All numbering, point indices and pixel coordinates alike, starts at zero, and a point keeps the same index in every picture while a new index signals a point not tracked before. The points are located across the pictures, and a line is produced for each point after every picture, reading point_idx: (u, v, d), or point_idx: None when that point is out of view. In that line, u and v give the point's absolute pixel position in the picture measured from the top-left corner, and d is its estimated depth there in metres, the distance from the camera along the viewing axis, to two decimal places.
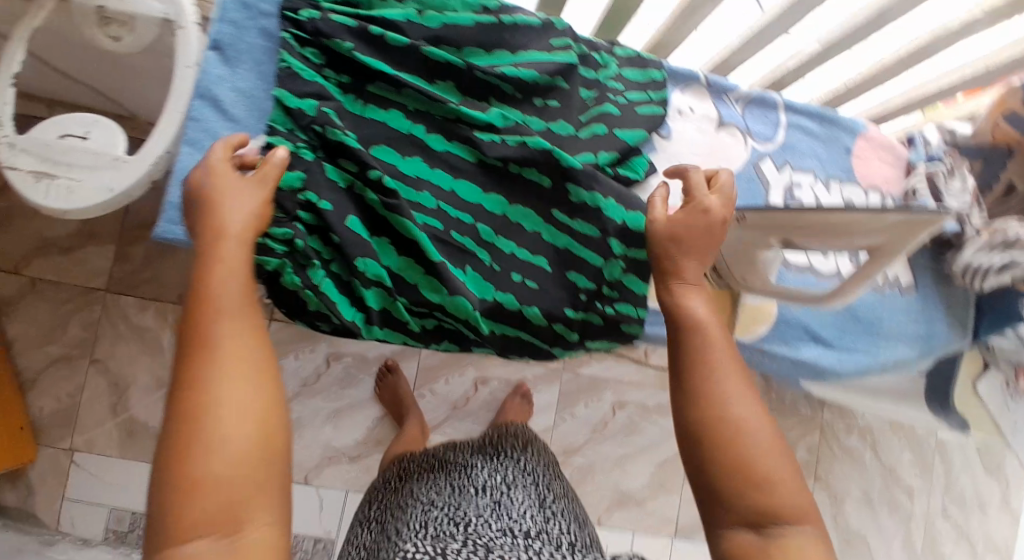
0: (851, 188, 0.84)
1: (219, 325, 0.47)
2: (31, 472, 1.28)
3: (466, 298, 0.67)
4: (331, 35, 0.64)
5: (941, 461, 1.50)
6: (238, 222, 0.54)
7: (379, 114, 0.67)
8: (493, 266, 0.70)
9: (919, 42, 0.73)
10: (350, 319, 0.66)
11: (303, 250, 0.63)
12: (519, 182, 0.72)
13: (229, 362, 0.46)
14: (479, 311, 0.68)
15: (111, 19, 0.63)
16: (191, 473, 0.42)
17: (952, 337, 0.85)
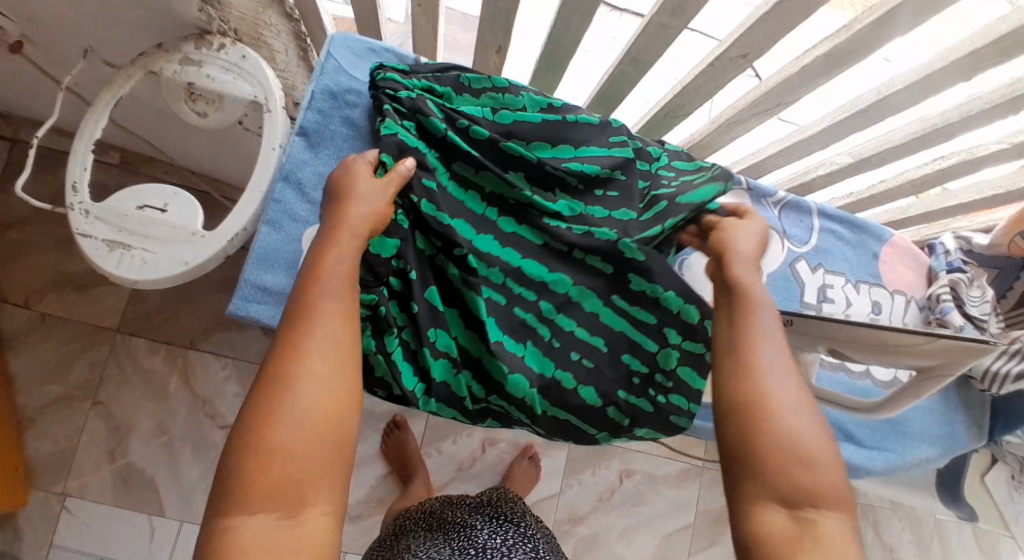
0: (879, 292, 0.88)
1: (326, 309, 0.53)
2: (20, 517, 1.22)
3: (523, 376, 0.68)
4: (427, 113, 0.68)
5: (938, 540, 1.53)
6: (359, 217, 0.59)
7: (458, 192, 0.71)
8: (553, 343, 0.72)
9: (947, 163, 0.79)
10: (411, 388, 0.66)
11: (384, 317, 0.64)
12: (580, 266, 0.74)
13: (327, 345, 0.51)
14: (535, 388, 0.69)
15: (199, 96, 0.69)
16: (268, 442, 0.46)
17: (971, 440, 0.89)
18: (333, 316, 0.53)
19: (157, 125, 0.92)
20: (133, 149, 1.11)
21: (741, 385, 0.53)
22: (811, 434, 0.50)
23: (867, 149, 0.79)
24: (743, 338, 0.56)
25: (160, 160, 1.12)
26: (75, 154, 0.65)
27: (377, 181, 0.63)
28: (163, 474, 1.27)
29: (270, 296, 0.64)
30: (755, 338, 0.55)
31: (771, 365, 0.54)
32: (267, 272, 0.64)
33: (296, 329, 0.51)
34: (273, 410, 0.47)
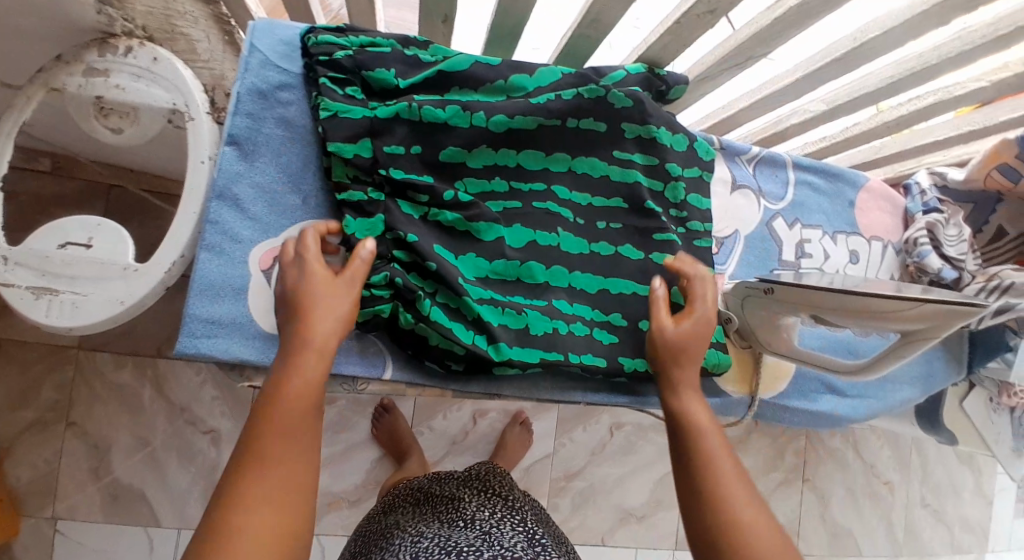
0: (856, 240, 0.86)
1: (273, 442, 0.49)
2: (13, 545, 1.20)
3: (563, 266, 0.70)
4: (372, 65, 0.63)
5: (918, 454, 1.59)
6: (323, 330, 0.55)
7: (437, 113, 0.64)
8: (578, 221, 0.71)
9: (922, 104, 0.76)
10: (472, 343, 0.62)
11: (404, 286, 0.61)
12: (578, 136, 0.71)
13: (275, 477, 0.48)
14: (576, 271, 0.71)
15: (111, 110, 0.62)
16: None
17: (950, 373, 0.91)
18: (279, 453, 0.49)
19: (70, 142, 0.82)
20: (56, 153, 1.01)
21: (702, 511, 0.55)
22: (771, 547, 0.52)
23: (841, 96, 0.76)
24: (696, 463, 0.57)
25: (99, 166, 1.04)
26: None
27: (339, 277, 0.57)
28: (152, 485, 1.25)
29: (221, 328, 0.58)
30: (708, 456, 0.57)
31: (723, 484, 0.55)
32: (213, 303, 0.58)
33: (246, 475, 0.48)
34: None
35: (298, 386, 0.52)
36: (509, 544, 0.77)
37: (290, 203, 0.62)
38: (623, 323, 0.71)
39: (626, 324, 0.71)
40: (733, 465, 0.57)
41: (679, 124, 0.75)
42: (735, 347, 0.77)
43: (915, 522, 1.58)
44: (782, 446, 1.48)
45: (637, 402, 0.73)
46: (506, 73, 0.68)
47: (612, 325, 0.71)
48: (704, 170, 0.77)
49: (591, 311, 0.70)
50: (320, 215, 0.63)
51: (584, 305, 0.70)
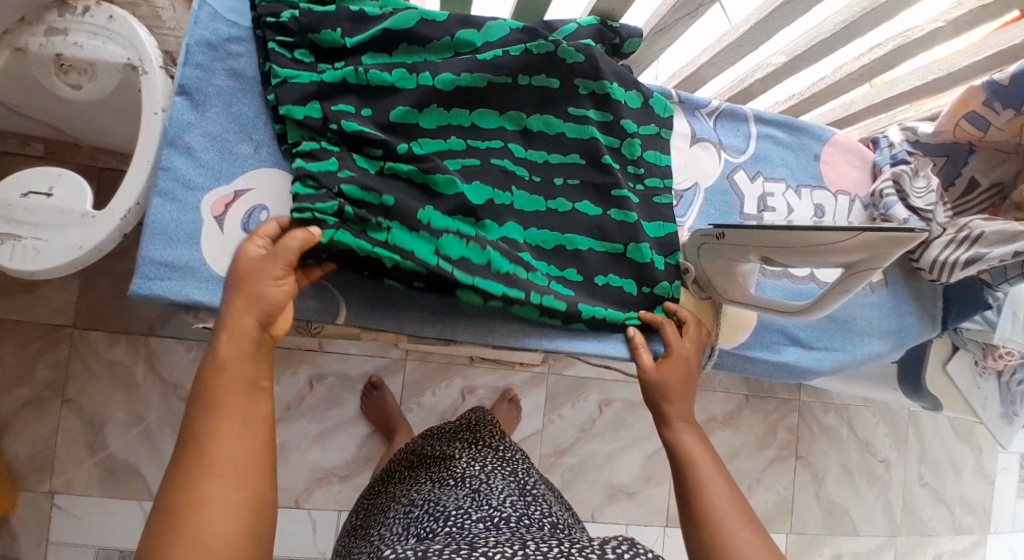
0: (821, 194, 0.87)
1: (212, 426, 0.50)
2: (13, 519, 1.16)
3: (515, 225, 0.69)
4: (316, 28, 0.63)
5: (914, 431, 1.57)
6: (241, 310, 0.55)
7: (383, 77, 0.64)
8: (534, 178, 0.70)
9: (882, 52, 0.75)
10: (435, 264, 0.61)
11: (353, 212, 0.60)
12: (529, 93, 0.70)
13: (216, 462, 0.49)
14: (533, 226, 0.70)
15: (70, 67, 0.64)
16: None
17: (924, 329, 0.90)
18: (222, 437, 0.50)
19: (42, 113, 0.83)
20: (42, 135, 1.01)
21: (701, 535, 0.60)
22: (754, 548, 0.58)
23: (799, 46, 0.75)
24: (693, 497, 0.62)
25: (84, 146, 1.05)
26: None
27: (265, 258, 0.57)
28: (146, 461, 1.22)
29: (176, 272, 0.60)
30: (700, 491, 0.62)
31: (718, 513, 0.60)
32: (167, 247, 0.60)
33: (194, 457, 0.49)
34: (175, 540, 0.45)
35: (238, 364, 0.53)
36: (498, 503, 0.74)
37: (242, 152, 0.64)
38: (578, 279, 0.71)
39: (581, 279, 0.72)
40: (720, 488, 0.62)
41: (631, 80, 0.75)
42: (694, 298, 0.77)
43: (913, 501, 1.56)
44: (774, 422, 1.47)
45: (591, 350, 0.72)
46: (454, 27, 0.68)
47: (567, 280, 0.71)
48: (661, 127, 0.78)
49: (548, 266, 0.70)
50: (272, 165, 0.65)
51: (542, 261, 0.70)
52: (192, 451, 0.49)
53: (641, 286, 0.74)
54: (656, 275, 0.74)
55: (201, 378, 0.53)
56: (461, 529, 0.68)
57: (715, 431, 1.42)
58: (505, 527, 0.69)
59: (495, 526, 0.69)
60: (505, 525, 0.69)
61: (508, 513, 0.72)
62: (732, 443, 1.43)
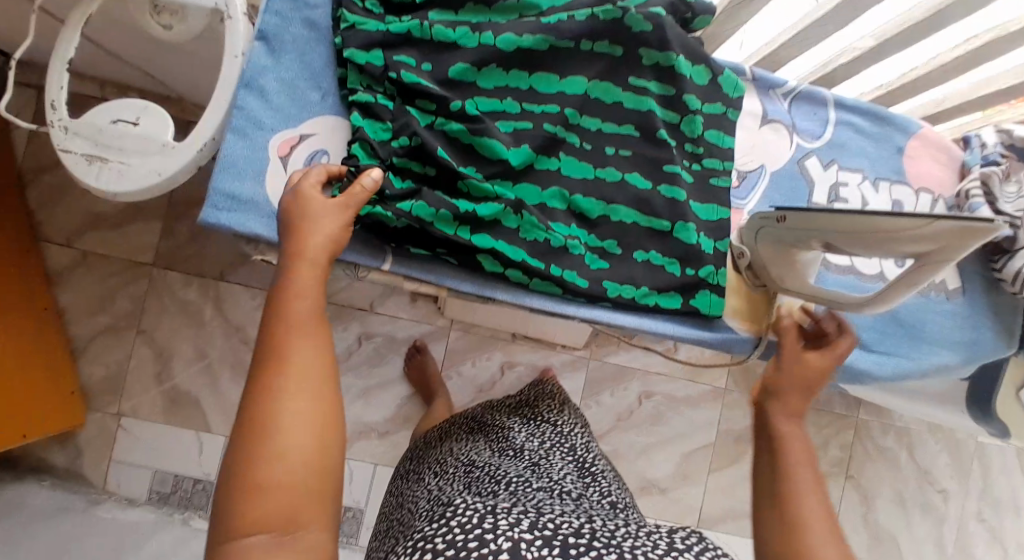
0: (900, 189, 0.83)
1: (293, 344, 0.50)
2: (80, 435, 1.25)
3: (560, 189, 0.69)
4: None
5: (979, 465, 1.47)
6: (317, 245, 0.56)
7: (447, 33, 0.65)
8: (585, 146, 0.70)
9: (976, 44, 0.70)
10: (452, 234, 0.64)
11: (387, 192, 0.62)
12: (592, 60, 0.70)
13: (294, 378, 0.48)
14: (579, 194, 0.69)
15: (163, 8, 0.65)
16: (248, 500, 0.44)
17: (999, 346, 0.83)
18: (299, 357, 0.49)
19: (136, 60, 0.87)
20: (148, 92, 1.04)
21: (783, 531, 0.53)
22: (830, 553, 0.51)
23: (887, 31, 0.71)
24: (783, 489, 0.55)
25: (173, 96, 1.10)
26: (51, 73, 0.66)
27: (334, 201, 0.58)
28: (206, 392, 1.28)
29: (241, 205, 0.64)
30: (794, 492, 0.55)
31: (802, 511, 0.53)
32: (234, 180, 0.63)
33: (272, 377, 0.48)
34: (253, 458, 0.45)
35: (314, 293, 0.54)
36: (558, 478, 0.70)
37: (310, 100, 0.67)
38: (617, 251, 0.71)
39: (620, 253, 0.71)
40: (809, 483, 0.55)
41: (700, 54, 0.73)
42: (745, 284, 0.76)
43: (969, 537, 1.46)
44: (825, 437, 1.41)
45: (633, 324, 0.71)
46: None
47: (606, 252, 0.70)
48: (728, 107, 0.75)
49: (585, 234, 0.70)
50: (336, 113, 0.67)
51: (580, 229, 0.70)
52: (270, 374, 0.48)
53: (686, 266, 0.71)
54: (702, 258, 0.72)
55: (275, 301, 0.52)
56: (522, 495, 0.62)
57: None
58: (568, 500, 0.64)
59: (557, 498, 0.64)
60: (567, 498, 0.65)
61: (569, 490, 0.68)
62: None
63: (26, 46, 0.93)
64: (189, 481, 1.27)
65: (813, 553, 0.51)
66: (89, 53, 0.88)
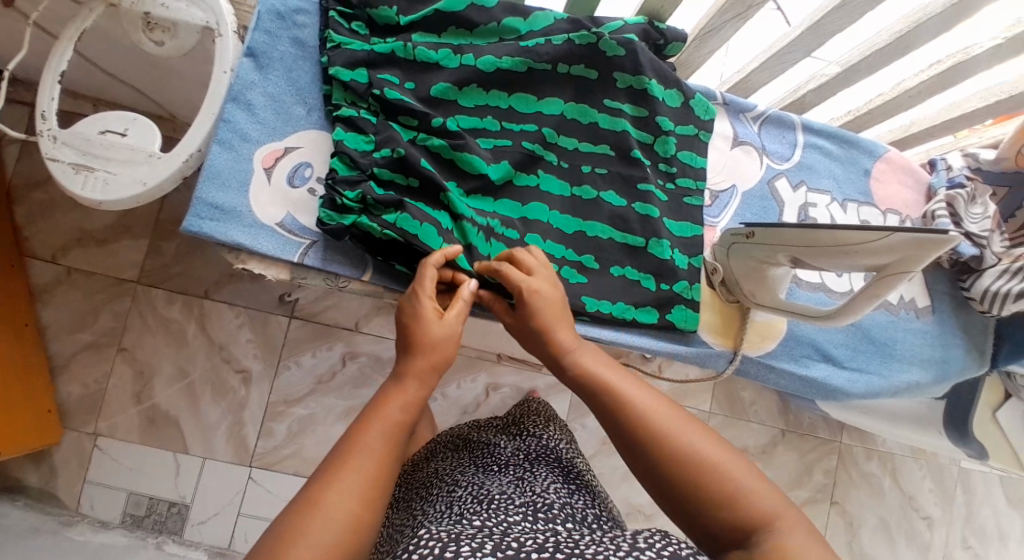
0: (869, 210, 0.85)
1: (380, 422, 0.52)
2: (55, 454, 1.23)
3: (541, 203, 0.71)
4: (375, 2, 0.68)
5: (963, 491, 1.47)
6: (431, 354, 0.56)
7: (430, 54, 0.68)
8: (563, 163, 0.72)
9: (941, 67, 0.73)
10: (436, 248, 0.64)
11: (373, 201, 0.63)
12: (568, 81, 0.73)
13: (369, 446, 0.50)
14: (556, 210, 0.71)
15: (156, 25, 0.67)
16: (303, 527, 0.45)
17: (970, 364, 0.85)
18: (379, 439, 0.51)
19: (126, 78, 0.89)
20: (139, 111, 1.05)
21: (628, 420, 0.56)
22: (660, 411, 0.56)
23: (854, 55, 0.74)
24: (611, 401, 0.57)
25: None
26: (43, 85, 0.67)
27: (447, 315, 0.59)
28: (186, 413, 1.26)
29: (224, 215, 0.65)
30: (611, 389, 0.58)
31: (626, 396, 0.57)
32: (219, 190, 0.65)
33: (353, 439, 0.50)
34: (319, 496, 0.46)
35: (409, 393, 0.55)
36: (541, 491, 0.69)
37: (296, 115, 0.69)
38: (594, 265, 0.72)
39: (597, 268, 0.72)
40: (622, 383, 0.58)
41: (672, 79, 0.76)
42: (721, 299, 0.77)
43: None
44: (810, 462, 1.41)
45: (611, 337, 0.72)
46: (502, 14, 0.71)
47: (583, 266, 0.71)
48: (700, 129, 0.78)
49: (564, 250, 0.71)
50: (321, 127, 0.69)
51: (557, 244, 0.71)
52: (352, 437, 0.51)
53: (659, 282, 0.73)
54: (676, 273, 0.73)
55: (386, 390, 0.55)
56: (500, 513, 0.61)
57: None
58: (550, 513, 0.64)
59: (533, 517, 0.62)
60: (550, 512, 0.64)
61: (550, 502, 0.67)
62: None
63: (23, 63, 0.94)
64: (164, 504, 1.24)
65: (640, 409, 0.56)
66: (85, 73, 0.90)
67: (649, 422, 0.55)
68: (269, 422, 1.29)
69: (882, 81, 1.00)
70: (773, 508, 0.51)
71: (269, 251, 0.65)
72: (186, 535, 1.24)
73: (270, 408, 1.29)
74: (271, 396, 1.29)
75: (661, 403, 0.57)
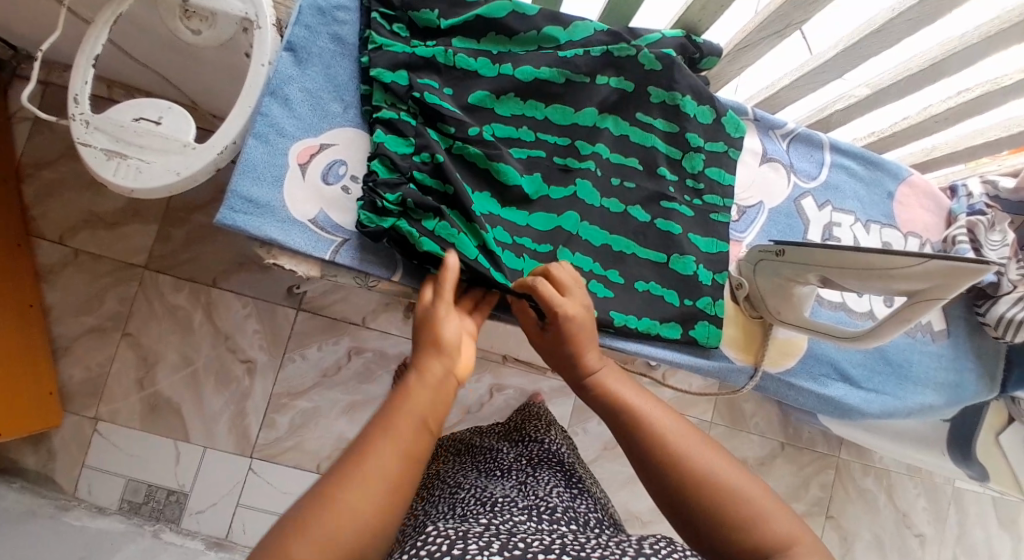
0: (890, 232, 0.86)
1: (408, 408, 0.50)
2: (54, 438, 1.22)
3: (574, 213, 0.70)
4: (417, 6, 0.68)
5: (956, 510, 1.49)
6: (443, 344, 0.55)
7: (469, 62, 0.68)
8: (600, 173, 0.72)
9: (968, 95, 0.73)
10: (473, 259, 0.63)
11: (414, 205, 0.63)
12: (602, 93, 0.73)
13: (398, 432, 0.48)
14: (586, 222, 0.71)
15: (194, 13, 0.66)
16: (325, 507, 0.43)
17: (981, 389, 0.87)
18: (407, 427, 0.49)
19: (151, 62, 0.88)
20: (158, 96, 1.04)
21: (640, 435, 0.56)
22: (674, 429, 0.56)
23: (886, 79, 0.74)
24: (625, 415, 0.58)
25: None
26: (77, 68, 0.67)
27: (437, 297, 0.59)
28: (188, 402, 1.25)
29: (258, 209, 0.64)
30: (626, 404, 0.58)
31: (640, 412, 0.57)
32: (253, 184, 0.64)
33: (381, 424, 0.49)
34: (344, 478, 0.45)
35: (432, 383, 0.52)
36: (544, 494, 0.69)
37: (332, 112, 0.68)
38: (619, 281, 0.72)
39: (622, 282, 0.72)
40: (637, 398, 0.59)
41: (706, 95, 0.76)
42: (744, 315, 0.78)
43: None
44: (808, 475, 1.42)
45: (635, 349, 0.72)
46: (542, 22, 0.71)
47: (608, 281, 0.71)
48: (729, 147, 0.79)
49: (592, 263, 0.70)
50: (356, 126, 0.69)
51: (585, 257, 0.71)
52: (380, 421, 0.49)
53: (683, 297, 0.73)
54: (700, 289, 0.74)
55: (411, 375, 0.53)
56: (504, 514, 0.61)
57: None
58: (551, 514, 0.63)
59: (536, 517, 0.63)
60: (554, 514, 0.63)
61: (553, 504, 0.66)
62: None
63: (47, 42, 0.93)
64: (163, 492, 1.23)
65: (653, 425, 0.56)
66: (109, 56, 0.89)
67: (661, 438, 0.55)
68: (272, 414, 1.28)
69: (905, 105, 1.01)
70: (780, 536, 0.51)
71: (302, 247, 0.65)
72: (183, 524, 1.23)
73: (273, 400, 1.28)
74: (275, 387, 1.29)
75: (676, 420, 0.57)
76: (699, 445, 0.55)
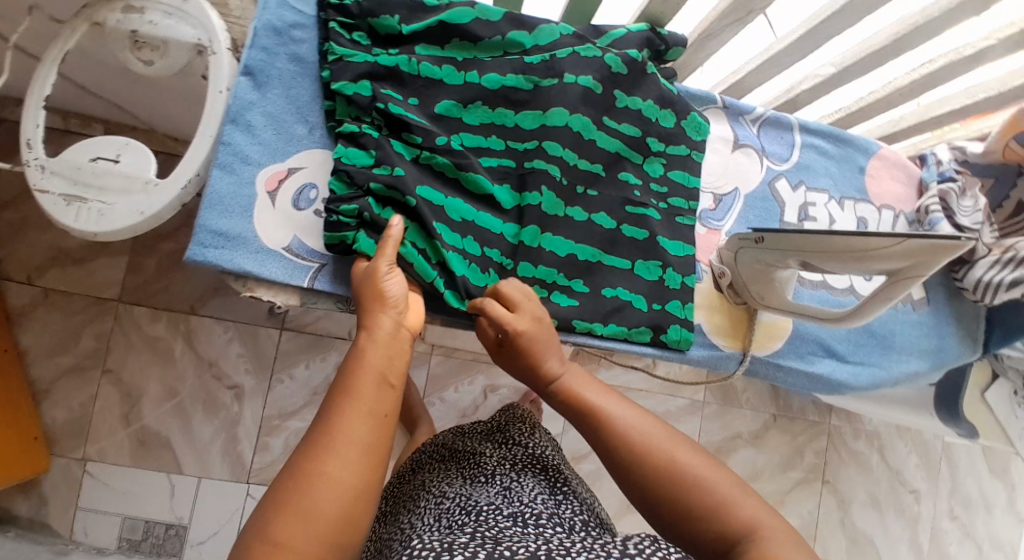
0: (864, 207, 0.87)
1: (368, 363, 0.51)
2: (43, 483, 1.19)
3: (536, 226, 0.70)
4: (376, 11, 0.66)
5: (948, 463, 1.53)
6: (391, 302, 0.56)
7: (434, 70, 0.67)
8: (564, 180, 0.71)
9: (931, 67, 0.74)
10: (429, 280, 0.63)
11: (371, 220, 0.62)
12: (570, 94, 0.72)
13: (361, 389, 0.49)
14: (547, 232, 0.70)
15: (144, 43, 0.64)
16: (307, 478, 0.44)
17: (964, 351, 0.88)
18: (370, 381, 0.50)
19: (103, 92, 0.85)
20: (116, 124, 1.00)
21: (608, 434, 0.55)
22: (640, 424, 0.55)
23: (851, 57, 0.74)
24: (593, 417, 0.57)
25: None
26: (26, 111, 0.64)
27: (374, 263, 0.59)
28: (177, 433, 1.23)
29: (228, 242, 0.63)
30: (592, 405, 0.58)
31: (606, 410, 0.57)
32: (222, 217, 0.63)
33: (343, 385, 0.49)
34: (316, 446, 0.45)
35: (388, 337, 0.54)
36: (529, 500, 0.67)
37: (297, 134, 0.67)
38: (584, 290, 0.71)
39: (587, 291, 0.71)
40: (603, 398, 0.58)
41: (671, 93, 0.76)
42: (729, 303, 0.78)
43: (942, 535, 1.50)
44: (802, 444, 1.44)
45: (620, 346, 0.73)
46: (506, 27, 0.70)
47: (573, 290, 0.71)
48: (692, 150, 0.78)
49: (555, 274, 0.70)
50: (323, 146, 0.67)
51: (549, 268, 0.70)
52: (342, 381, 0.49)
53: (651, 302, 0.73)
54: (666, 293, 0.74)
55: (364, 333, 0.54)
56: (487, 523, 0.60)
57: (740, 448, 1.41)
58: (534, 521, 0.62)
59: (523, 524, 0.60)
60: (537, 521, 0.62)
61: (537, 510, 0.65)
62: (756, 462, 1.41)
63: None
64: (161, 527, 1.21)
65: (619, 423, 0.56)
66: (58, 89, 0.86)
67: (628, 435, 0.54)
68: (264, 437, 1.26)
69: None
70: (757, 516, 0.49)
71: (278, 276, 0.64)
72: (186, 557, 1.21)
73: (265, 423, 1.27)
74: (265, 410, 1.27)
75: (643, 415, 0.56)
76: (667, 437, 0.54)
